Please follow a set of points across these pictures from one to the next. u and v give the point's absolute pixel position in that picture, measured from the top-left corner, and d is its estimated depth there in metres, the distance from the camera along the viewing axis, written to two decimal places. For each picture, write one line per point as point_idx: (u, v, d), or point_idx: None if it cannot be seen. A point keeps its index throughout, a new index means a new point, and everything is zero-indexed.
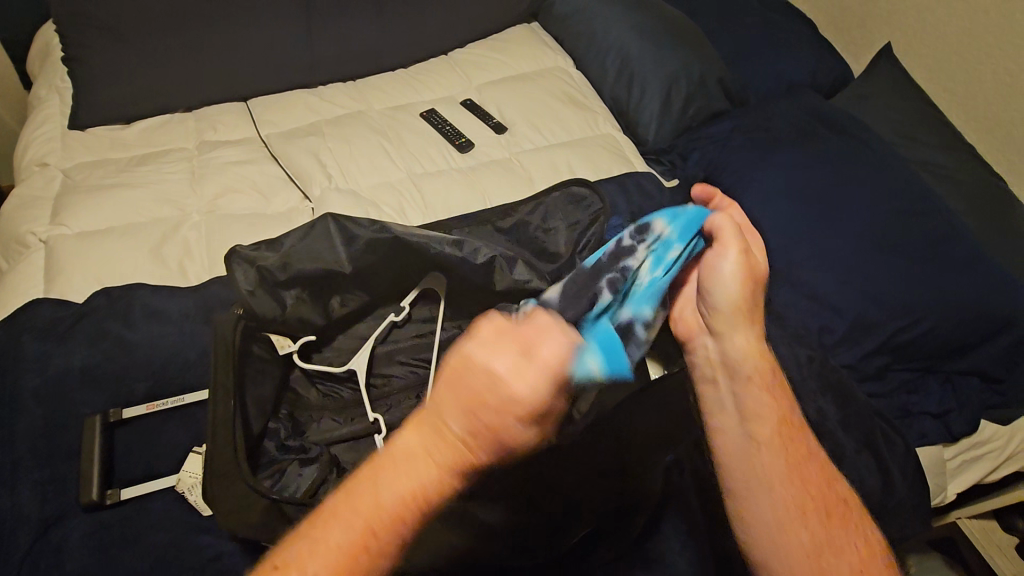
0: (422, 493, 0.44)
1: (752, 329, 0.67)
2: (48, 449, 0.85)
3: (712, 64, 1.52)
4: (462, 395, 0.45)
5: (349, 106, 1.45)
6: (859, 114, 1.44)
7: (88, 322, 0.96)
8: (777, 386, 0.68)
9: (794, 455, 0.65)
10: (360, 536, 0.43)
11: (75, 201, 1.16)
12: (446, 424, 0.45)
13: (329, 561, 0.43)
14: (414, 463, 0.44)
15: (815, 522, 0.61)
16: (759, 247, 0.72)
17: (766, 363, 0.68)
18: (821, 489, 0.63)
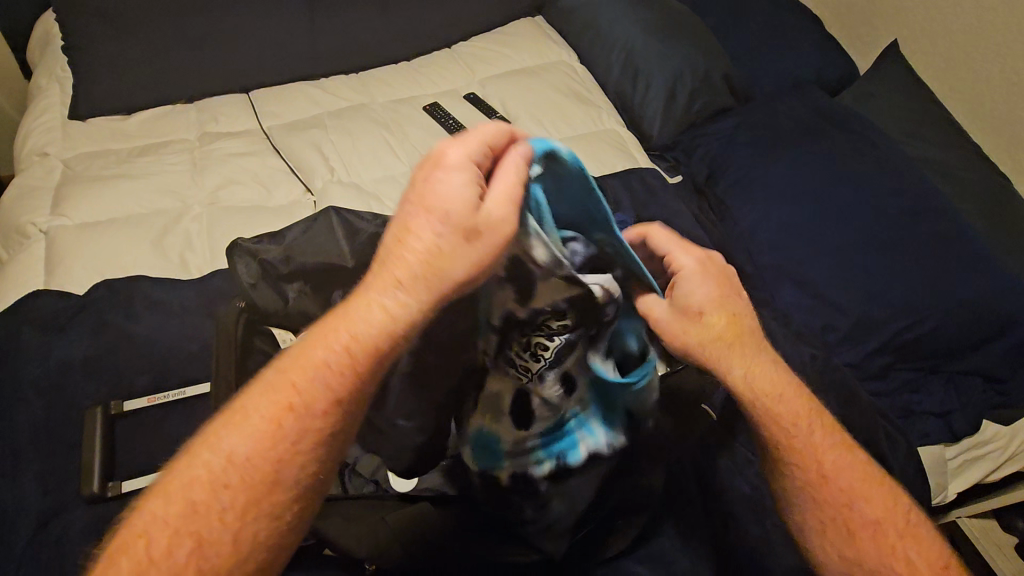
0: (339, 347, 0.54)
1: (726, 376, 0.65)
2: (49, 440, 0.84)
3: (716, 60, 1.51)
4: (398, 230, 0.55)
5: (352, 98, 1.44)
6: (865, 112, 1.43)
7: (89, 314, 0.96)
8: (778, 401, 0.66)
9: (805, 472, 0.66)
10: (284, 397, 0.53)
11: (75, 192, 1.15)
12: (400, 255, 0.53)
13: (261, 423, 0.53)
14: (326, 331, 0.55)
15: (837, 532, 0.65)
16: (693, 281, 0.63)
17: (765, 379, 0.66)
18: (841, 489, 0.66)
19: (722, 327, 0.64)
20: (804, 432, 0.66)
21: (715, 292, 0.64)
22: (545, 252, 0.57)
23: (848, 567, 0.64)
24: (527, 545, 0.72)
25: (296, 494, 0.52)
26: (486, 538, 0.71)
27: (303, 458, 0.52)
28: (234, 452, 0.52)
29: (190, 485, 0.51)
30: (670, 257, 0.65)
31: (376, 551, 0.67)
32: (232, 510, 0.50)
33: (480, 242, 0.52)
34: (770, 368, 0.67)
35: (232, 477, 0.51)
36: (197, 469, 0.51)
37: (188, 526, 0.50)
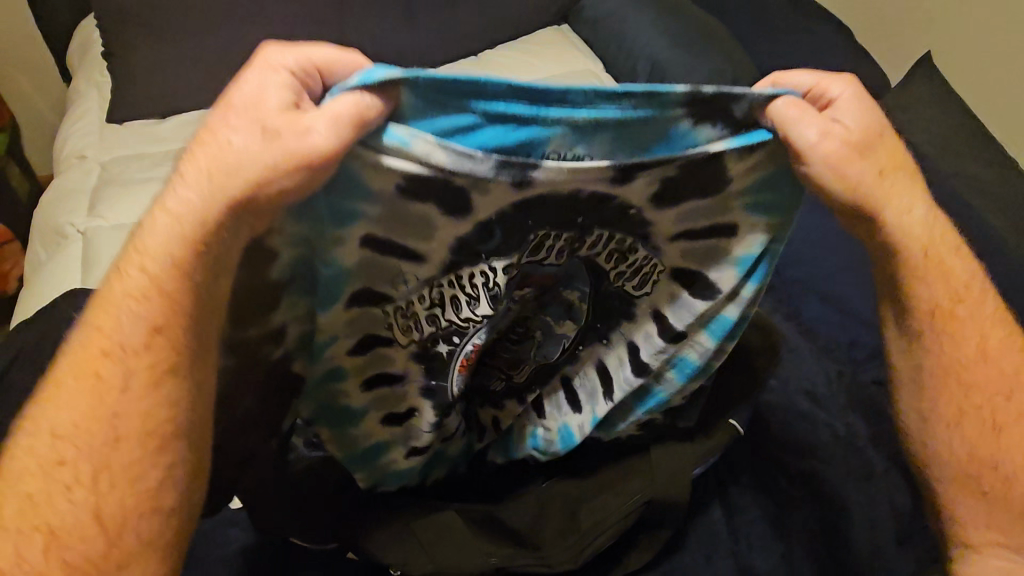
0: (142, 314, 0.54)
1: (893, 209, 0.59)
2: None
3: (744, 69, 1.49)
4: (236, 121, 0.50)
5: None
6: (895, 124, 1.41)
7: None
8: (952, 273, 0.66)
9: (963, 354, 0.68)
10: (103, 373, 0.54)
11: (111, 194, 1.18)
12: (207, 141, 0.51)
13: (72, 426, 0.53)
14: (118, 310, 0.55)
15: (982, 425, 0.69)
16: (852, 102, 0.57)
17: (947, 245, 0.65)
18: (999, 374, 0.69)
19: (887, 160, 0.58)
20: (975, 305, 0.68)
21: (881, 118, 0.58)
22: (443, 154, 0.46)
23: (979, 462, 0.69)
24: (548, 555, 0.70)
25: (170, 429, 0.55)
26: (505, 545, 0.70)
27: (148, 397, 0.54)
28: (58, 423, 0.54)
29: (27, 469, 0.54)
30: (816, 86, 0.59)
31: (390, 545, 0.68)
32: (102, 474, 0.53)
33: (281, 143, 0.48)
34: (946, 224, 0.66)
35: (66, 451, 0.53)
36: (29, 453, 0.54)
37: (54, 506, 0.52)
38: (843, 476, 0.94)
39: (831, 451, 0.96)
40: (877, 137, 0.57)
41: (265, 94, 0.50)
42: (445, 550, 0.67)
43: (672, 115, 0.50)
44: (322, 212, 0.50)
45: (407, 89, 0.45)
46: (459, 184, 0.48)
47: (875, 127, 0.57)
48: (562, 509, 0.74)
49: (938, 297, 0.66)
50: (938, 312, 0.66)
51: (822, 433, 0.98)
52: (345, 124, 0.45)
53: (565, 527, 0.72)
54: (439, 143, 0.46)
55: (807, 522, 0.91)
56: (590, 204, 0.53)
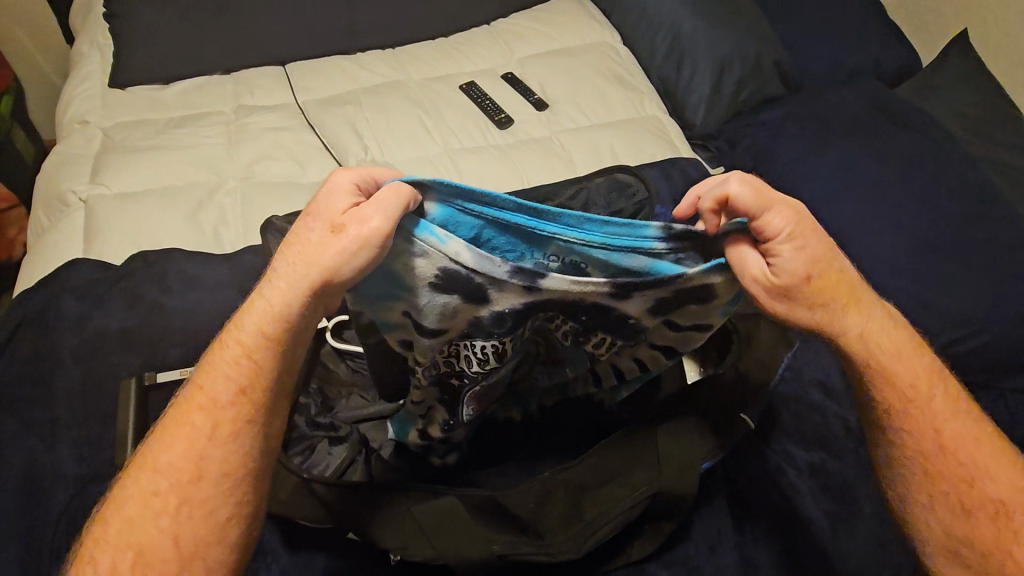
0: (235, 378, 0.59)
1: (845, 331, 0.58)
2: (86, 408, 0.86)
3: (769, 46, 1.43)
4: (312, 225, 0.55)
5: (388, 75, 1.41)
6: (926, 106, 1.35)
7: (126, 285, 0.97)
8: (903, 365, 0.61)
9: (921, 439, 0.62)
10: (199, 424, 0.59)
11: (113, 162, 1.16)
12: (294, 243, 0.56)
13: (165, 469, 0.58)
14: (218, 373, 0.59)
15: (956, 509, 0.61)
16: (795, 246, 0.52)
17: (894, 340, 0.60)
18: (971, 462, 0.62)
19: (833, 291, 0.55)
20: (927, 399, 0.61)
21: (822, 247, 0.54)
22: (468, 258, 0.53)
23: (954, 543, 0.61)
24: (551, 545, 0.69)
25: (252, 467, 0.59)
26: (508, 534, 0.69)
27: (244, 443, 0.59)
28: (161, 458, 0.59)
29: (131, 496, 0.58)
30: (757, 219, 0.52)
31: (393, 532, 0.67)
32: (190, 507, 0.57)
33: (346, 237, 0.52)
34: (891, 322, 0.61)
35: (161, 481, 0.58)
36: (139, 481, 0.58)
37: (139, 540, 0.56)
38: (853, 470, 0.93)
39: (841, 444, 0.94)
40: (819, 274, 0.54)
41: (331, 203, 0.55)
42: (446, 543, 0.66)
43: (655, 249, 0.57)
44: (371, 291, 0.58)
45: (434, 195, 0.54)
46: (475, 287, 0.56)
47: (815, 263, 0.54)
48: (566, 499, 0.71)
49: (894, 384, 0.60)
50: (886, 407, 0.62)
51: (833, 425, 0.96)
52: (387, 213, 0.51)
53: (569, 515, 0.71)
54: (451, 257, 0.53)
55: (816, 517, 0.89)
56: (587, 309, 0.60)
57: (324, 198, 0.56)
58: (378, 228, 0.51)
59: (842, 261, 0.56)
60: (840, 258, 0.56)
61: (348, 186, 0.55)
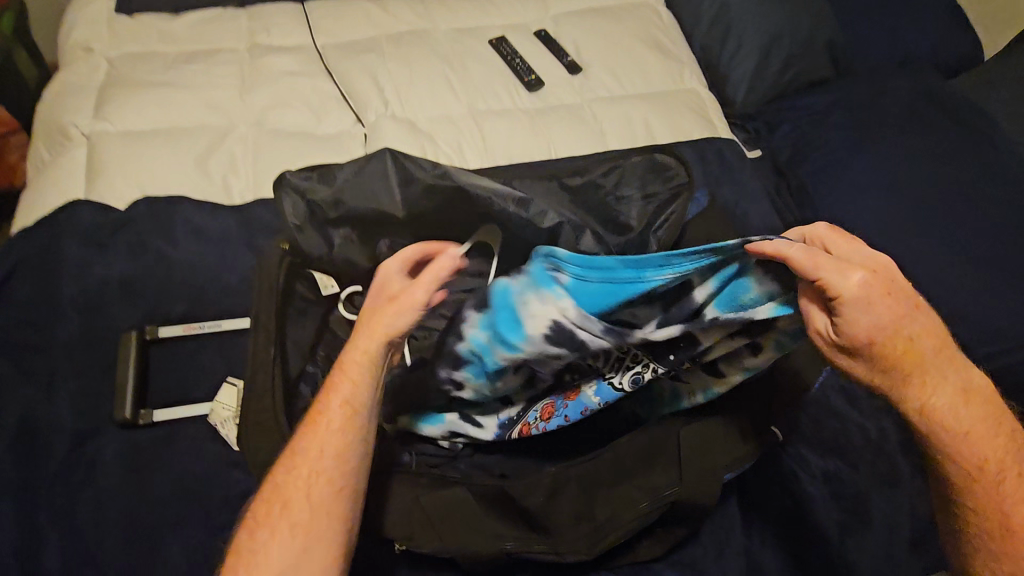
0: (366, 381, 0.63)
1: (911, 376, 0.55)
2: (84, 359, 0.83)
3: (823, 21, 1.33)
4: (388, 284, 0.65)
5: (412, 22, 1.31)
6: (983, 102, 1.26)
7: (130, 233, 0.92)
8: (963, 440, 0.57)
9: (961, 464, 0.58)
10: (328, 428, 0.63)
11: (118, 96, 1.09)
12: (376, 297, 0.65)
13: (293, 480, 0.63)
14: (352, 376, 0.63)
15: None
16: (864, 302, 0.51)
17: (959, 417, 0.57)
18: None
19: (899, 338, 0.54)
20: (991, 478, 0.58)
21: (888, 315, 0.53)
22: (573, 309, 0.57)
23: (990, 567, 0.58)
24: (559, 544, 0.67)
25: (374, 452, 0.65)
26: (515, 529, 0.67)
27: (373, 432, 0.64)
28: (323, 448, 0.61)
29: (295, 491, 0.61)
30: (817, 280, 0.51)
31: (396, 522, 0.65)
32: (343, 493, 0.61)
33: (425, 277, 0.61)
34: (954, 392, 0.57)
35: (322, 467, 0.61)
36: (302, 477, 0.61)
37: (286, 521, 0.59)
38: (867, 480, 0.91)
39: (858, 453, 0.92)
40: (884, 338, 0.53)
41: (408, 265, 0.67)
42: (452, 537, 0.65)
43: (723, 268, 0.55)
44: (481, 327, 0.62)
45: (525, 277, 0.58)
46: (572, 340, 0.59)
47: (879, 331, 0.53)
48: (577, 497, 0.69)
49: (956, 461, 0.58)
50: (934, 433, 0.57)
51: (851, 433, 0.94)
52: (438, 269, 0.61)
53: (580, 512, 0.69)
54: (560, 309, 0.57)
55: (826, 524, 0.88)
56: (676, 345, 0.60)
57: (386, 273, 0.66)
58: (449, 263, 0.61)
59: (912, 327, 0.54)
60: (905, 323, 0.54)
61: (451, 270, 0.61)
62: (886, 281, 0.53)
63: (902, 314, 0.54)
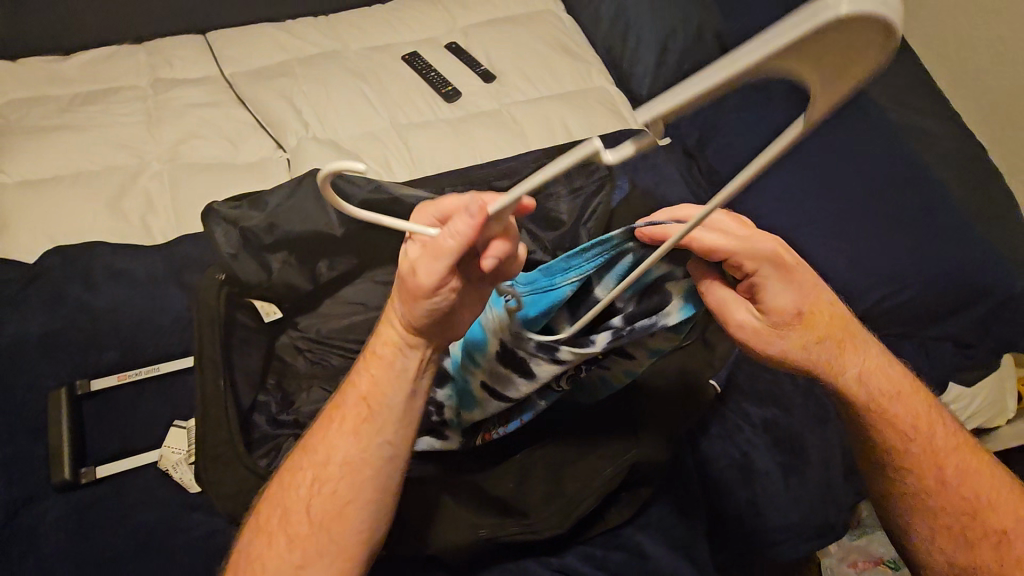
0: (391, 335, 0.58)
1: (837, 347, 0.64)
2: (10, 424, 0.77)
3: (709, 14, 1.44)
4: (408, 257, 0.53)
5: (322, 45, 1.32)
6: (853, 76, 1.42)
7: (44, 285, 0.87)
8: (901, 402, 0.67)
9: (909, 440, 0.67)
10: (370, 355, 0.59)
11: (12, 144, 1.02)
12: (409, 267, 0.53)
13: (319, 427, 0.60)
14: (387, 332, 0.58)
15: (959, 537, 0.65)
16: (778, 271, 0.59)
17: (890, 379, 0.68)
18: (980, 493, 0.66)
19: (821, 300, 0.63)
20: (928, 435, 0.67)
21: (812, 284, 0.62)
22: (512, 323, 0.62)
23: (959, 531, 0.65)
24: (537, 523, 0.69)
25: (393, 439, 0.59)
26: (495, 518, 0.69)
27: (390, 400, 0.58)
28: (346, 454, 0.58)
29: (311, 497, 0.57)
30: (730, 257, 0.57)
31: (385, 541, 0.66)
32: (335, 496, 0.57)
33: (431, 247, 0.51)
34: (885, 367, 0.68)
35: (326, 478, 0.57)
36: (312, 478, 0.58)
37: (285, 529, 0.57)
38: (802, 423, 0.99)
39: (792, 400, 1.00)
40: (811, 304, 0.62)
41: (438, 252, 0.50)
42: (433, 538, 0.66)
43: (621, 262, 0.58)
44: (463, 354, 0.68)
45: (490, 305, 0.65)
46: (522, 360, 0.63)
47: (791, 305, 0.61)
48: (546, 475, 0.73)
49: (898, 428, 0.67)
50: (875, 405, 0.67)
51: (784, 382, 1.02)
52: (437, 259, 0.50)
53: (551, 490, 0.72)
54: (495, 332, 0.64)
55: (770, 469, 0.95)
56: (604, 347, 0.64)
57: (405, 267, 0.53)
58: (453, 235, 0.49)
59: (829, 297, 0.64)
60: (827, 294, 0.64)
61: (501, 199, 0.47)
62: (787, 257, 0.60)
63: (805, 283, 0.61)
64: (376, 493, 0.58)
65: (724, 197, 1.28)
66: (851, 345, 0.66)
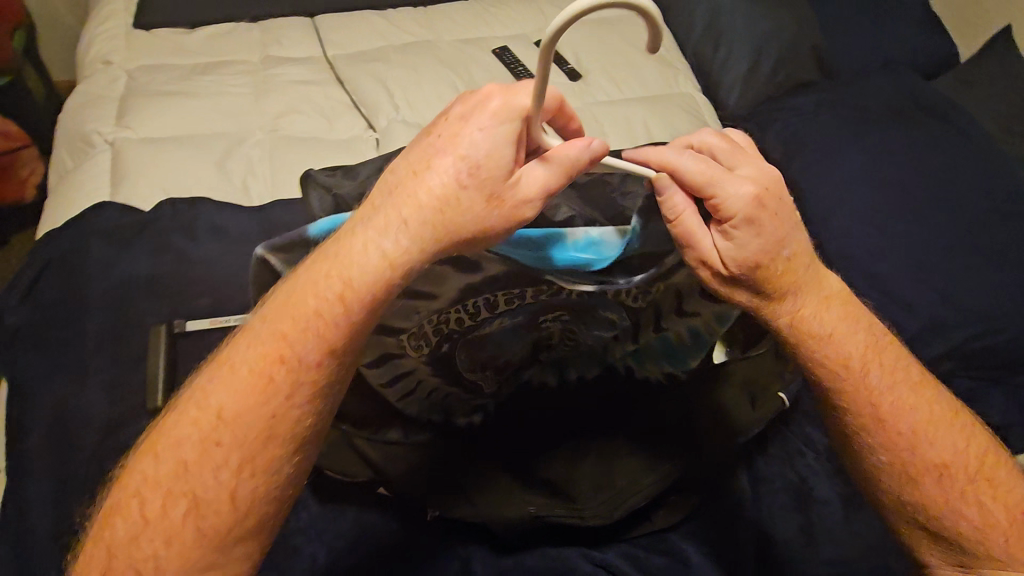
0: (329, 300, 0.52)
1: (793, 303, 0.59)
2: (114, 352, 0.85)
3: (807, 28, 1.40)
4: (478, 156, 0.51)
5: (417, 34, 1.37)
6: (960, 101, 1.33)
7: (154, 231, 0.95)
8: (836, 341, 0.60)
9: (846, 381, 0.60)
10: (307, 315, 0.53)
11: (140, 104, 1.13)
12: (411, 189, 0.52)
13: (260, 359, 0.53)
14: (318, 282, 0.53)
15: (914, 485, 0.60)
16: (747, 209, 0.54)
17: (828, 321, 0.60)
18: (918, 431, 0.60)
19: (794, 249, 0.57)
20: (867, 374, 0.60)
21: (776, 231, 0.56)
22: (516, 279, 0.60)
23: (916, 475, 0.60)
24: (583, 506, 0.70)
25: (307, 406, 0.53)
26: (545, 496, 0.71)
27: (308, 366, 0.52)
28: (226, 405, 0.52)
29: (182, 444, 0.52)
30: (712, 196, 0.55)
31: (441, 501, 0.69)
32: (236, 460, 0.52)
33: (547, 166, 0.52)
34: (825, 298, 0.60)
35: (224, 434, 0.52)
36: (190, 426, 0.52)
37: (153, 477, 0.52)
38: None
39: None
40: (769, 256, 0.56)
41: (527, 168, 0.53)
42: (487, 508, 0.69)
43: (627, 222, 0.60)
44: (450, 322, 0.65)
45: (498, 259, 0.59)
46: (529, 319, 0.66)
47: (759, 254, 0.56)
48: (599, 461, 0.73)
49: (839, 372, 0.60)
50: (824, 345, 0.60)
51: None
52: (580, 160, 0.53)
53: (601, 481, 0.72)
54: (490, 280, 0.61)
55: (829, 497, 0.90)
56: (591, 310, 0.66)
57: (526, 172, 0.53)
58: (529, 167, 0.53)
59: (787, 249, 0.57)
60: (789, 244, 0.57)
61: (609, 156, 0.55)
62: (774, 200, 0.56)
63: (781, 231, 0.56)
64: (266, 479, 0.53)
65: (806, 215, 1.23)
66: (804, 276, 0.59)
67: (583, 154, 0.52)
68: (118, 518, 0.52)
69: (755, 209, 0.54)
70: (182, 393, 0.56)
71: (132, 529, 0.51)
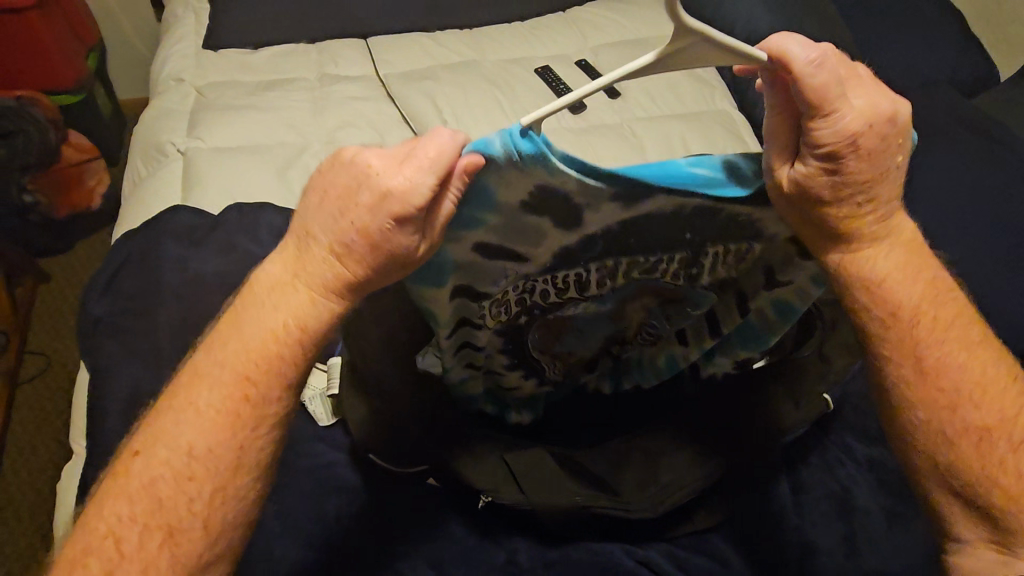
0: (274, 334, 0.55)
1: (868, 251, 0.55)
2: (183, 343, 0.91)
3: (844, 47, 1.42)
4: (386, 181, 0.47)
5: (463, 54, 1.45)
6: (1005, 118, 1.33)
7: (221, 232, 1.02)
8: (896, 293, 0.57)
9: (905, 332, 0.58)
10: (255, 350, 0.55)
11: (209, 117, 1.21)
12: (347, 224, 0.50)
13: (221, 393, 0.54)
14: (258, 318, 0.55)
15: (965, 448, 0.58)
16: (860, 138, 0.47)
17: (895, 274, 0.57)
18: (961, 387, 0.58)
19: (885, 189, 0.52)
20: (925, 327, 0.58)
21: (871, 169, 0.50)
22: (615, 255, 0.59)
23: (960, 440, 0.58)
24: (629, 500, 0.72)
25: (270, 425, 0.56)
26: (592, 488, 0.72)
27: (263, 394, 0.55)
28: (192, 443, 0.54)
29: (150, 483, 0.53)
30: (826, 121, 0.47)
31: (494, 487, 0.71)
32: (214, 487, 0.53)
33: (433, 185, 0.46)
34: (901, 245, 0.57)
35: (196, 467, 0.53)
36: (155, 465, 0.53)
37: (126, 515, 0.52)
38: None
39: None
40: (859, 193, 0.51)
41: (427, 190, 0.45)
42: (537, 499, 0.70)
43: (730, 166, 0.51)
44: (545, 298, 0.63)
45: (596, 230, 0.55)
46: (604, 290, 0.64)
47: (841, 187, 0.50)
48: (644, 457, 0.75)
49: (894, 321, 0.58)
50: (889, 301, 0.57)
51: None
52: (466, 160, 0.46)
53: (646, 478, 0.74)
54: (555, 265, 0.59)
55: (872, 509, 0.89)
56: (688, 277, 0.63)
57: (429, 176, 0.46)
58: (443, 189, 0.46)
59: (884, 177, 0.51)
60: (883, 187, 0.52)
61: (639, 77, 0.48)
62: (888, 132, 0.48)
63: (876, 166, 0.50)
64: (245, 496, 0.55)
65: None
66: (878, 215, 0.53)
67: (459, 162, 0.45)
68: (86, 562, 0.51)
69: (870, 129, 0.47)
70: (137, 434, 0.56)
71: (108, 565, 0.51)
